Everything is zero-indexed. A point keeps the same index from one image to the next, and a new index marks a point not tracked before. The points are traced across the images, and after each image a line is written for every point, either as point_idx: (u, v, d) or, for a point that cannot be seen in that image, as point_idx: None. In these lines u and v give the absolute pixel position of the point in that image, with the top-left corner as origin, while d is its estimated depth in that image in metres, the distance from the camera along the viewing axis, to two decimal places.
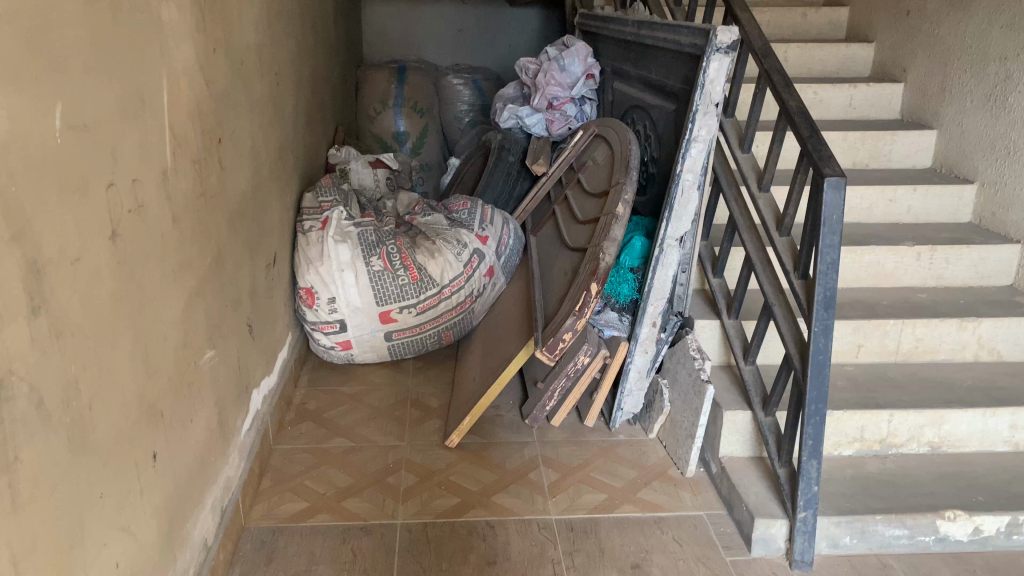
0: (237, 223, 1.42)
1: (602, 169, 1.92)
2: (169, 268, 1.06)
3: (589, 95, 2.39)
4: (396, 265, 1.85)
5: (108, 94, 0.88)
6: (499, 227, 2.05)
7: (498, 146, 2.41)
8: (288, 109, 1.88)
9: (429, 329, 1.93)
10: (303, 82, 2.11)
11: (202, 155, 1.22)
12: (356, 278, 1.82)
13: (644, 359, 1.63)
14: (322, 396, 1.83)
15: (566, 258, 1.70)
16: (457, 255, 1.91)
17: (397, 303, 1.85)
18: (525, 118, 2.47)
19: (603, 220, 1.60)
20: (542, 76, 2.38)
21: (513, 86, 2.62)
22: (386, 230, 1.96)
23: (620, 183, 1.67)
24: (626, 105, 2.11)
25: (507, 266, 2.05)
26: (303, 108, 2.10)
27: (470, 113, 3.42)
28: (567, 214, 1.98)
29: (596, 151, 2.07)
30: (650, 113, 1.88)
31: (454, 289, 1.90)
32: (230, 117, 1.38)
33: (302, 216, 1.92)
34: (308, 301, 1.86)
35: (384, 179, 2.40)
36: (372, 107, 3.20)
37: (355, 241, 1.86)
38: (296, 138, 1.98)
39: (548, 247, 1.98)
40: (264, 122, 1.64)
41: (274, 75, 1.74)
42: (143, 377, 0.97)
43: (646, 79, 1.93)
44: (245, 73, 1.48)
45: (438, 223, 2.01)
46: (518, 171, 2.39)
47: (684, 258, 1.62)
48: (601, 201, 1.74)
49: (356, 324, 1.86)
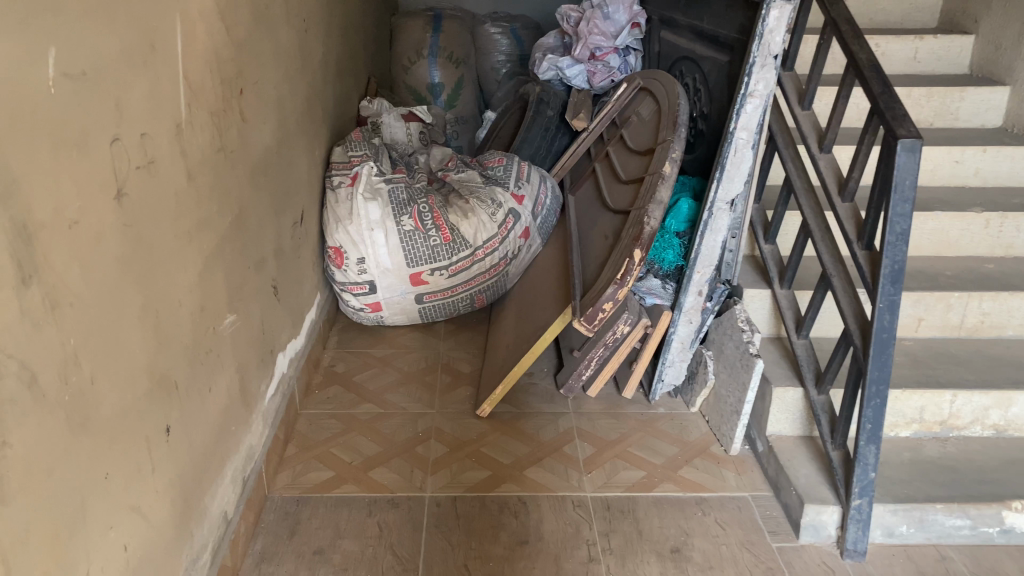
0: (261, 180, 1.34)
1: (647, 126, 1.81)
2: (184, 229, 0.99)
3: (633, 45, 2.27)
4: (428, 225, 1.78)
5: (112, 39, 0.80)
6: (536, 186, 1.96)
7: (537, 98, 2.30)
8: (317, 59, 1.79)
9: (461, 292, 1.86)
10: (334, 30, 2.01)
11: (221, 107, 1.14)
12: (387, 238, 1.75)
13: (688, 330, 1.55)
14: (350, 358, 1.77)
15: (606, 221, 1.61)
16: (492, 215, 1.83)
17: (429, 265, 1.78)
18: (565, 70, 2.34)
19: (648, 181, 1.50)
20: (585, 25, 2.25)
21: (553, 35, 2.50)
22: (419, 187, 1.88)
23: (667, 142, 1.57)
24: (675, 57, 1.98)
25: (544, 227, 1.96)
26: (334, 58, 2.01)
27: (507, 64, 3.30)
28: (608, 173, 1.87)
29: (641, 106, 1.95)
30: (701, 65, 1.76)
31: (488, 251, 1.83)
32: (253, 67, 1.29)
33: (332, 172, 1.84)
34: (337, 261, 1.80)
35: (415, 133, 2.30)
36: (406, 57, 3.10)
37: (385, 199, 1.78)
38: (326, 89, 1.89)
39: (587, 208, 1.88)
40: (291, 71, 1.55)
41: (302, 22, 1.65)
42: (154, 347, 0.91)
43: (698, 29, 1.80)
44: (269, 18, 1.40)
45: (473, 180, 1.93)
46: (556, 125, 2.27)
47: (735, 223, 1.52)
48: (645, 160, 1.63)
49: (385, 286, 1.80)
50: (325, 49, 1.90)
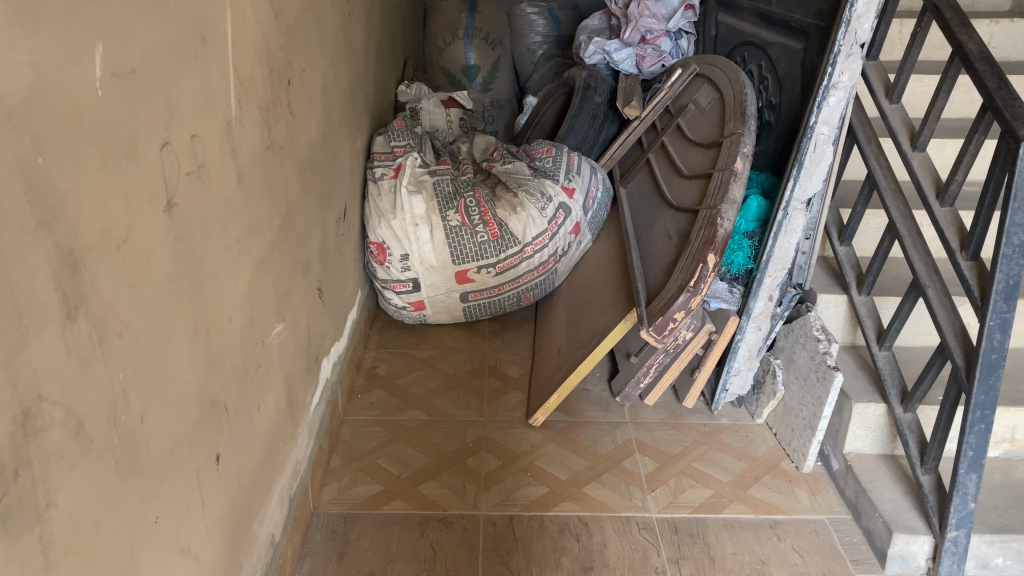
0: (307, 175, 1.26)
1: (709, 116, 1.70)
2: (234, 236, 0.91)
3: (686, 29, 2.16)
4: (474, 220, 1.68)
5: (161, 29, 0.71)
6: (586, 179, 1.85)
7: (584, 83, 2.18)
8: (358, 43, 1.70)
9: (508, 290, 1.76)
10: (374, 11, 1.91)
11: (270, 100, 1.05)
12: (432, 234, 1.66)
13: (756, 337, 1.45)
14: (393, 360, 1.69)
15: (670, 220, 1.51)
16: (541, 209, 1.72)
17: (475, 262, 1.69)
18: (612, 53, 2.24)
19: (717, 178, 1.40)
20: (635, 6, 2.13)
21: (598, 17, 2.39)
22: (464, 180, 1.79)
23: (736, 135, 1.46)
24: (735, 42, 1.87)
25: (594, 222, 1.85)
26: (374, 41, 1.91)
27: None
28: (665, 165, 1.77)
29: (699, 94, 1.84)
30: (768, 52, 1.65)
31: (537, 247, 1.72)
32: (300, 54, 1.20)
33: (374, 163, 1.76)
34: (379, 257, 1.71)
35: (456, 120, 2.22)
36: (440, 38, 3.00)
37: (430, 192, 1.70)
38: (367, 75, 1.80)
39: (642, 203, 1.77)
40: (335, 57, 1.46)
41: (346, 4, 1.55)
42: (205, 369, 0.82)
43: (763, 13, 1.69)
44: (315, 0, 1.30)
45: (520, 172, 1.82)
46: (604, 113, 2.15)
47: (810, 224, 1.42)
48: (711, 154, 1.53)
49: (430, 284, 1.71)
50: (366, 33, 1.80)
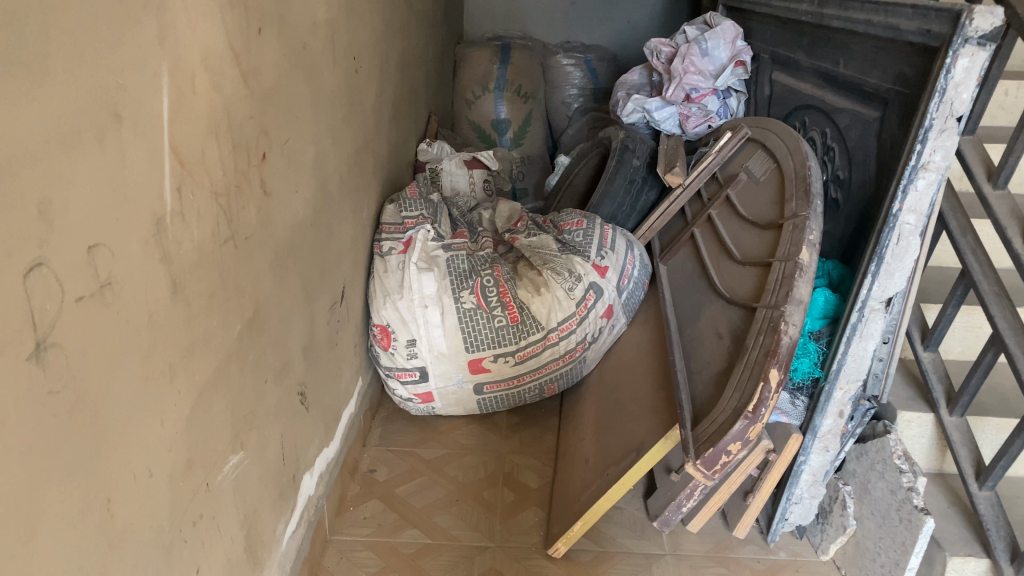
0: (290, 262, 1.06)
1: (765, 191, 1.47)
2: (162, 363, 0.70)
3: (736, 87, 1.97)
4: (492, 302, 1.47)
5: (40, 108, 0.52)
6: (621, 255, 1.62)
7: (621, 145, 1.97)
8: (369, 101, 1.52)
9: (529, 382, 1.52)
10: (391, 65, 1.74)
11: (232, 181, 0.85)
12: (443, 317, 1.45)
13: (821, 460, 1.23)
14: (394, 461, 1.47)
15: (721, 316, 1.27)
16: (569, 290, 1.50)
17: (492, 350, 1.47)
18: (653, 112, 2.04)
19: (778, 271, 1.18)
20: (680, 62, 1.96)
21: (638, 72, 2.20)
22: (483, 255, 1.58)
23: (800, 219, 1.23)
24: (793, 105, 1.66)
25: (630, 304, 1.62)
26: (390, 98, 1.73)
27: (579, 98, 3.05)
28: (712, 244, 1.54)
29: (752, 162, 1.63)
30: (834, 119, 1.43)
31: (564, 333, 1.50)
32: (283, 120, 1.01)
33: (382, 234, 1.56)
34: (383, 342, 1.50)
35: (478, 182, 2.02)
36: (470, 90, 2.83)
37: (443, 269, 1.50)
38: (379, 136, 1.61)
39: (685, 286, 1.54)
40: (336, 120, 1.27)
41: (353, 58, 1.37)
42: (102, 552, 0.62)
43: (829, 75, 1.48)
44: (309, 57, 1.12)
45: (547, 246, 1.60)
46: (643, 178, 1.94)
47: (891, 326, 1.18)
48: (771, 239, 1.30)
49: (439, 373, 1.48)
50: (380, 89, 1.63)
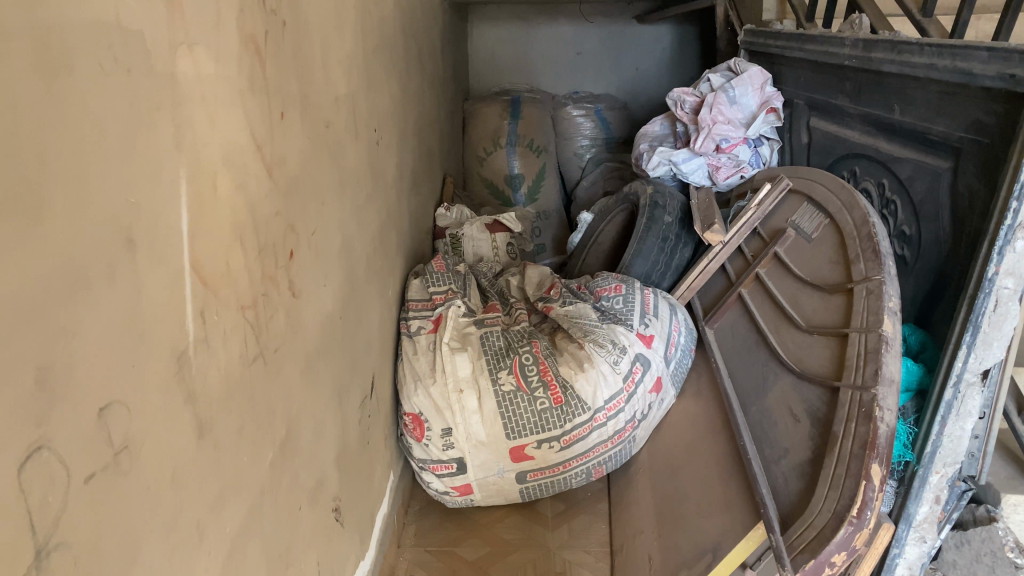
0: (320, 366, 0.94)
1: (822, 249, 1.36)
2: (189, 523, 0.58)
3: (768, 135, 1.87)
4: (532, 383, 1.35)
5: (31, 249, 0.41)
6: (666, 321, 1.51)
7: (651, 200, 1.87)
8: (390, 173, 1.42)
9: (576, 467, 1.39)
10: (409, 131, 1.65)
11: (259, 289, 0.74)
12: (480, 403, 1.33)
13: (917, 552, 1.11)
14: (433, 564, 1.34)
15: (795, 394, 1.15)
16: (614, 364, 1.38)
17: (535, 436, 1.34)
18: (680, 165, 1.94)
19: (860, 344, 1.06)
20: (707, 112, 1.86)
21: (660, 122, 2.11)
22: (518, 329, 1.46)
23: (876, 283, 1.12)
24: (838, 153, 1.56)
25: (678, 374, 1.50)
26: (409, 165, 1.64)
27: (592, 148, 2.95)
28: (766, 307, 1.42)
29: (799, 216, 1.52)
30: (893, 169, 1.33)
31: (612, 413, 1.37)
32: (309, 210, 0.91)
33: (409, 312, 1.44)
34: (415, 433, 1.36)
35: (502, 245, 1.90)
36: (481, 146, 2.74)
37: (477, 348, 1.39)
38: (400, 207, 1.51)
39: (739, 354, 1.42)
40: (360, 199, 1.17)
41: (374, 130, 1.28)
42: None
43: (881, 122, 1.38)
44: (333, 135, 1.02)
45: (586, 315, 1.48)
46: (677, 234, 1.83)
47: (987, 399, 1.06)
48: (843, 305, 1.18)
49: (478, 464, 1.35)
50: (400, 158, 1.53)
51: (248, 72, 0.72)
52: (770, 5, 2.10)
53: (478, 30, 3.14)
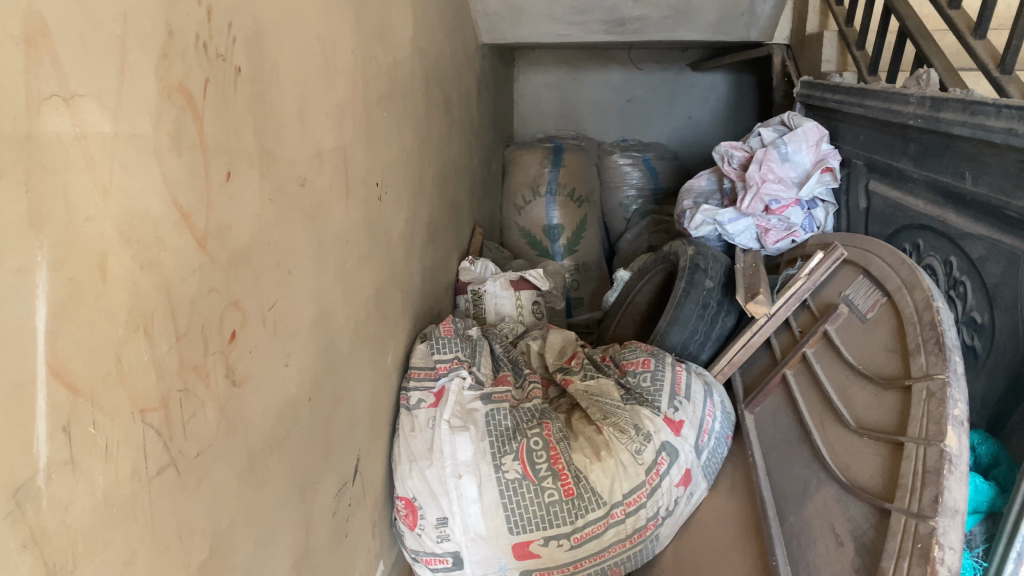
0: (273, 462, 0.81)
1: (878, 333, 1.19)
2: None
3: (823, 197, 1.71)
4: (541, 471, 1.21)
5: None
6: (699, 405, 1.35)
7: (692, 262, 1.71)
8: (397, 230, 1.30)
9: (588, 568, 1.23)
10: (427, 183, 1.54)
11: (174, 383, 0.62)
12: (481, 491, 1.19)
13: None
14: None
15: (839, 509, 0.97)
16: (635, 454, 1.23)
17: (542, 532, 1.19)
18: (726, 225, 1.80)
19: (918, 458, 0.89)
20: (756, 169, 1.71)
21: (706, 177, 1.96)
22: (530, 406, 1.33)
23: (939, 383, 0.95)
24: (900, 222, 1.39)
25: (710, 465, 1.33)
26: (425, 220, 1.52)
27: (638, 200, 2.81)
28: (812, 396, 1.25)
29: (854, 292, 1.35)
30: (963, 246, 1.16)
31: (631, 509, 1.22)
32: (267, 281, 0.79)
33: (409, 382, 1.31)
34: (409, 520, 1.23)
35: (527, 304, 1.76)
36: (521, 194, 2.63)
37: (482, 428, 1.25)
38: (409, 265, 1.39)
39: (778, 448, 1.25)
40: (351, 263, 1.05)
41: (375, 185, 1.17)
42: None
43: (950, 191, 1.21)
44: (311, 194, 0.90)
45: (608, 393, 1.34)
46: (718, 301, 1.67)
47: None
48: (899, 405, 1.01)
49: (476, 560, 1.20)
50: (413, 213, 1.42)
51: (175, 129, 0.61)
52: (830, 55, 1.95)
53: (525, 75, 3.05)
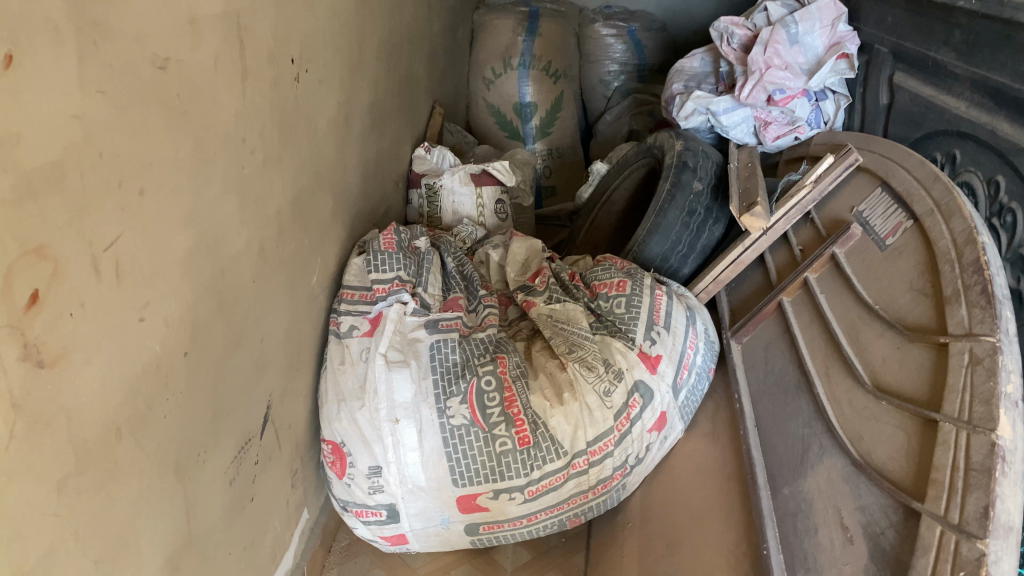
0: (123, 449, 0.61)
1: (901, 266, 1.00)
2: None
3: (835, 87, 1.47)
4: (492, 416, 1.02)
5: None
6: (679, 335, 1.16)
7: (678, 160, 1.47)
8: (324, 118, 1.06)
9: (544, 520, 1.07)
10: (369, 56, 1.27)
11: None
12: (421, 438, 1.01)
13: None
14: None
15: (849, 492, 0.80)
16: (604, 396, 1.05)
17: (491, 485, 1.02)
18: (720, 115, 1.55)
19: (959, 447, 0.71)
20: (760, 52, 1.47)
21: (700, 57, 1.71)
22: (483, 336, 1.11)
23: (987, 348, 0.76)
24: (930, 126, 1.17)
25: (689, 405, 1.15)
26: (367, 102, 1.27)
27: (621, 75, 2.54)
28: (815, 336, 1.06)
29: (871, 210, 1.15)
30: (1016, 164, 0.95)
31: (595, 458, 1.04)
32: (100, 211, 0.56)
33: (340, 305, 1.10)
34: (335, 468, 1.04)
35: (489, 202, 1.55)
36: (489, 67, 2.33)
37: (425, 364, 1.05)
38: (342, 161, 1.15)
39: (771, 394, 1.07)
40: (251, 168, 0.82)
41: (290, 63, 0.91)
42: None
43: (1005, 93, 0.99)
44: (181, 80, 0.66)
45: (575, 320, 1.13)
46: (707, 207, 1.45)
47: None
48: (931, 367, 0.82)
49: (414, 513, 1.04)
50: (348, 95, 1.16)
51: None
52: None
53: None
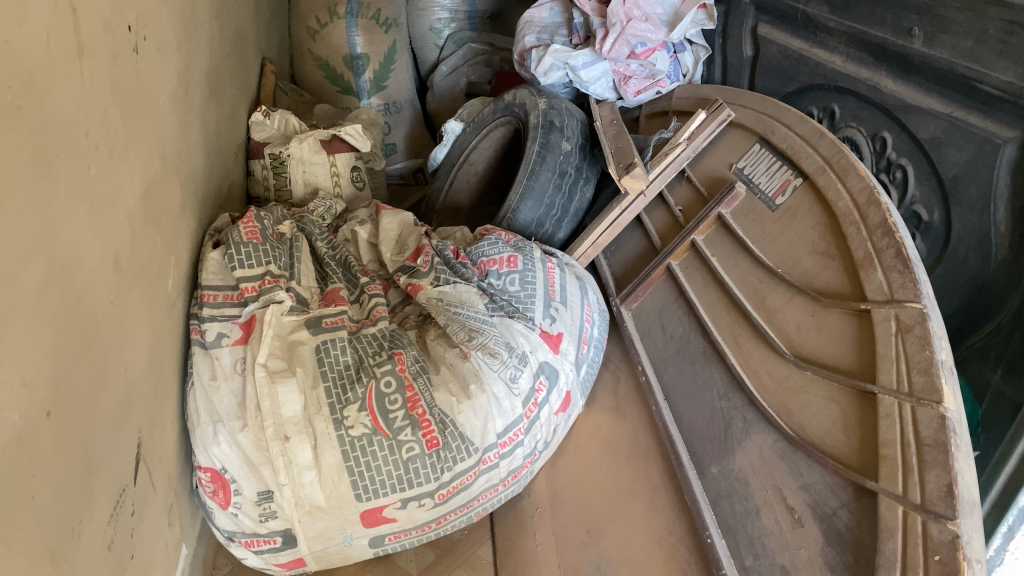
0: None
1: (797, 226, 0.99)
2: None
3: (694, 39, 1.45)
4: (394, 419, 0.92)
5: None
6: (576, 309, 1.12)
7: (544, 118, 1.39)
8: (165, 93, 0.89)
9: (454, 521, 0.99)
10: (202, 14, 1.09)
11: None
12: (318, 453, 0.89)
13: None
14: None
15: (787, 469, 0.81)
16: (510, 383, 0.98)
17: (399, 495, 0.92)
18: (580, 69, 1.49)
19: (905, 421, 0.70)
20: (619, 4, 1.41)
21: (549, 6, 1.63)
22: (374, 331, 1.01)
23: (915, 315, 0.74)
24: (804, 80, 1.17)
25: (588, 379, 1.11)
26: (203, 68, 1.09)
27: (450, 22, 2.36)
28: (715, 301, 1.05)
29: (753, 167, 1.14)
30: (902, 120, 0.96)
31: (506, 450, 0.98)
32: None
33: (202, 310, 0.95)
34: (216, 498, 0.91)
35: (345, 171, 1.41)
36: (314, 17, 2.07)
37: (312, 370, 0.94)
38: (185, 140, 0.98)
39: (676, 364, 1.05)
40: (98, 167, 0.66)
41: (126, 30, 0.74)
42: None
43: (886, 49, 0.99)
44: (9, 67, 0.50)
45: (469, 304, 1.05)
46: (577, 167, 1.40)
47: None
48: (854, 335, 0.81)
49: (312, 535, 0.92)
50: (186, 62, 0.99)
51: None
52: None
53: None
